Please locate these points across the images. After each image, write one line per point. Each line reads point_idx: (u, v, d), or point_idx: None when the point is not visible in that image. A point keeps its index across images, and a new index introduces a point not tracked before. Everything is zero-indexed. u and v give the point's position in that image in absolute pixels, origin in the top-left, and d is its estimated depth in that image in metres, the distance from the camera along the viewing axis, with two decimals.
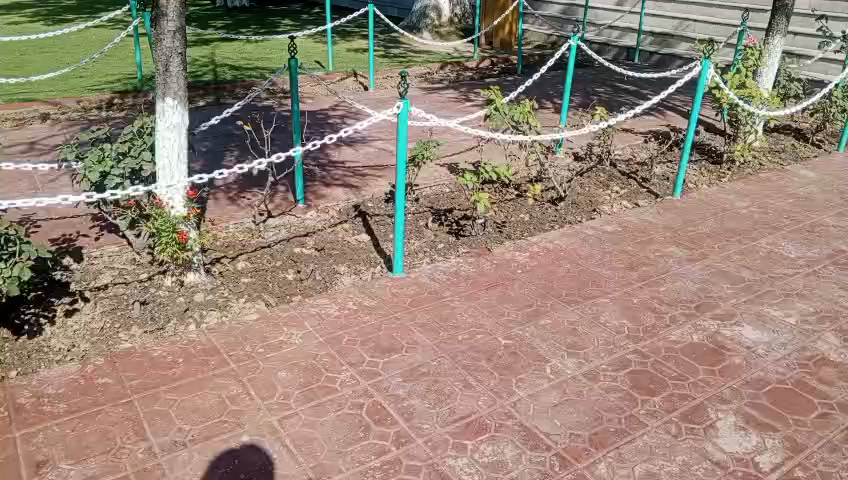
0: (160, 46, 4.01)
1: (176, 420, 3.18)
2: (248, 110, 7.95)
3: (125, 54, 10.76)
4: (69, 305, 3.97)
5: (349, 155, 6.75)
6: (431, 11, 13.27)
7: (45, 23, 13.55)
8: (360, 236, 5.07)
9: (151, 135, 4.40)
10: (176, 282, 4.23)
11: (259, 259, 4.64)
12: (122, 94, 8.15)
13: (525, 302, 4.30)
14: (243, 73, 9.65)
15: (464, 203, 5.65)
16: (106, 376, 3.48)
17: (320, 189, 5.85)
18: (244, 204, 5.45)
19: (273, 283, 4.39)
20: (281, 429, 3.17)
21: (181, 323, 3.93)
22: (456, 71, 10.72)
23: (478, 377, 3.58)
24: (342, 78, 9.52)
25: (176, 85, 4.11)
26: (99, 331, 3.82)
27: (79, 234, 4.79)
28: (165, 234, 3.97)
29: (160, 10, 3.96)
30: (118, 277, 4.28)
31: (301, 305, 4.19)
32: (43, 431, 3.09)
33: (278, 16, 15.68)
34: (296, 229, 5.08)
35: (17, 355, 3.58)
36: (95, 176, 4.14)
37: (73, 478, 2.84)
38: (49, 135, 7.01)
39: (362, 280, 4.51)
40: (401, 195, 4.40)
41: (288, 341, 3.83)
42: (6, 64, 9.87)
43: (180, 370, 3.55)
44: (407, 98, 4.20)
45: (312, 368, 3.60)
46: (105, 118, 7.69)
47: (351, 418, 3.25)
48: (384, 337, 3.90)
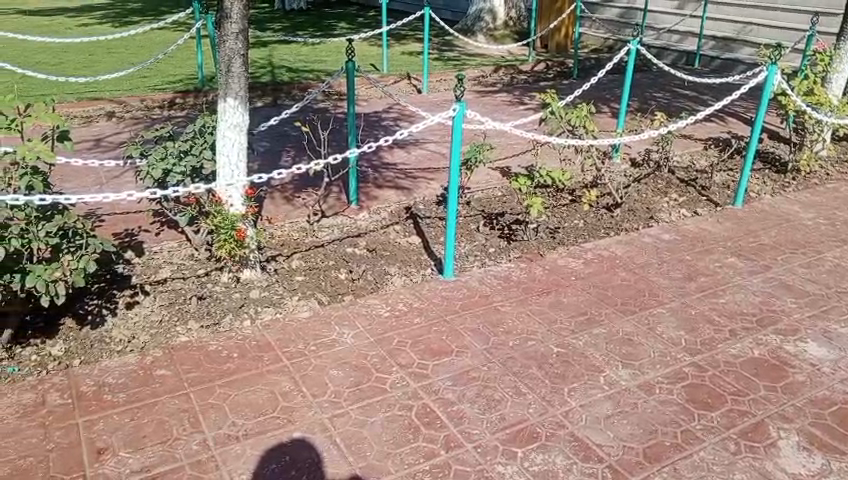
0: (223, 48, 4.11)
1: (229, 414, 3.24)
2: (305, 111, 8.07)
3: (186, 55, 11.09)
4: (130, 297, 4.10)
5: (402, 157, 6.78)
6: (486, 14, 13.28)
7: (112, 25, 14.07)
8: (411, 238, 5.07)
9: (212, 134, 4.51)
10: (232, 278, 4.32)
11: (313, 257, 4.69)
12: (183, 94, 8.39)
13: (577, 310, 4.23)
14: (300, 75, 9.82)
15: (516, 207, 5.59)
16: (165, 368, 3.58)
17: (373, 190, 5.89)
18: (299, 204, 5.52)
19: (326, 282, 4.43)
20: (332, 427, 3.19)
21: (237, 319, 4.00)
22: (510, 74, 10.66)
23: (529, 384, 3.53)
24: (396, 81, 9.57)
25: (237, 85, 4.20)
26: (158, 323, 3.92)
27: (141, 229, 4.94)
28: (225, 231, 4.07)
29: (225, 12, 4.06)
30: (176, 272, 4.39)
31: (353, 304, 4.23)
32: (104, 419, 3.19)
33: (334, 19, 15.91)
34: (348, 230, 5.12)
35: (81, 344, 3.71)
36: (157, 173, 4.26)
37: (131, 467, 2.92)
38: (115, 133, 7.26)
39: (413, 282, 4.51)
40: (454, 198, 4.38)
41: (339, 340, 3.86)
42: (76, 64, 10.28)
43: (234, 364, 3.62)
44: (463, 101, 4.17)
45: (364, 368, 3.62)
46: (167, 117, 7.93)
47: (401, 419, 3.25)
48: (433, 339, 3.89)
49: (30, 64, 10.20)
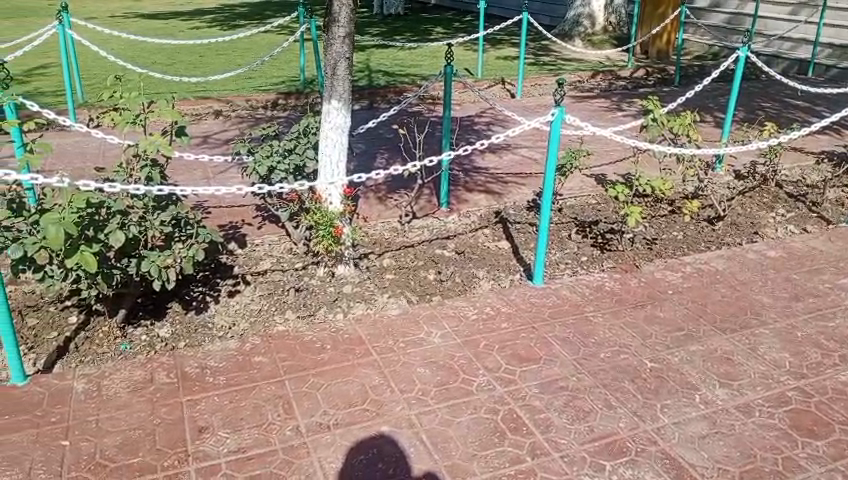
0: (330, 51, 4.27)
1: (321, 404, 3.35)
2: (400, 114, 8.21)
3: (290, 58, 11.54)
4: (232, 286, 4.31)
5: (494, 161, 6.78)
6: (585, 18, 13.08)
7: (221, 28, 14.83)
8: (501, 243, 5.06)
9: (315, 134, 4.68)
10: (328, 273, 4.46)
11: (403, 257, 4.77)
12: (286, 95, 8.73)
13: (674, 325, 4.09)
14: (396, 79, 10.00)
15: (611, 216, 5.47)
16: (262, 355, 3.74)
17: (463, 194, 5.90)
18: (391, 205, 5.62)
19: (415, 282, 4.49)
20: (419, 424, 3.23)
21: (330, 311, 4.14)
22: (607, 80, 10.42)
23: (620, 398, 3.45)
24: (490, 85, 9.55)
25: (341, 88, 4.35)
26: (257, 312, 4.11)
27: (244, 223, 5.18)
28: (322, 227, 4.22)
29: (333, 16, 4.22)
30: (276, 264, 4.58)
31: (441, 305, 4.27)
32: (205, 400, 3.38)
33: (431, 23, 16.11)
34: (437, 231, 5.16)
35: (186, 328, 3.93)
36: (263, 169, 4.45)
37: (229, 446, 3.08)
38: (222, 130, 7.66)
39: (501, 287, 4.50)
40: (548, 205, 4.33)
41: (427, 339, 3.90)
42: (188, 65, 10.90)
43: (327, 355, 3.74)
44: (562, 106, 4.13)
45: (451, 368, 3.64)
46: (270, 117, 8.29)
47: (487, 422, 3.25)
48: (521, 345, 3.86)
49: (148, 64, 10.92)
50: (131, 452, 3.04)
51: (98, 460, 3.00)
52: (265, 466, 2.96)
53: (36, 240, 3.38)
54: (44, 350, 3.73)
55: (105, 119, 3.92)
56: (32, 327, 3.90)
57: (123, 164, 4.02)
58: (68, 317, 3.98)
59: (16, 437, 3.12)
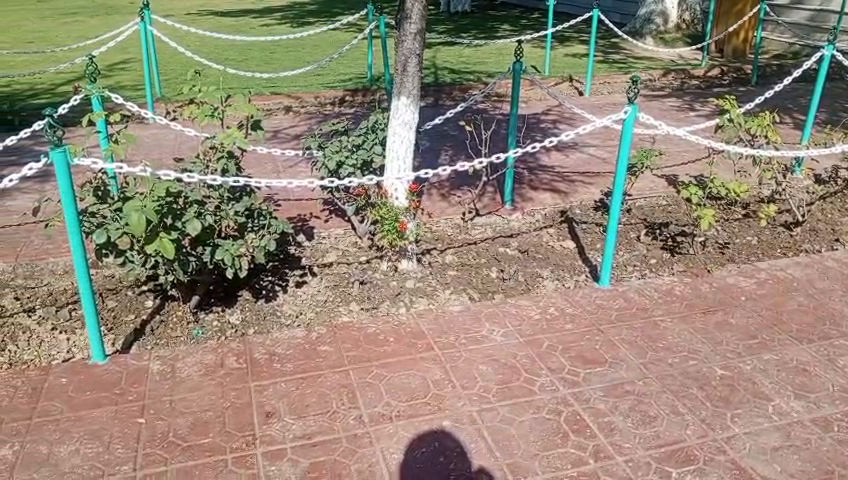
0: (401, 48, 4.31)
1: (384, 395, 3.40)
2: (465, 112, 8.19)
3: (357, 55, 11.69)
4: (300, 277, 4.42)
5: (560, 160, 6.68)
6: (658, 16, 12.72)
7: (291, 25, 15.16)
8: (566, 243, 4.99)
9: (383, 130, 4.74)
10: (391, 267, 4.51)
11: (466, 254, 4.77)
12: (353, 92, 8.85)
13: (747, 333, 3.95)
14: (462, 77, 9.99)
15: (681, 219, 5.31)
16: (327, 344, 3.82)
17: (528, 192, 5.84)
18: (455, 201, 5.62)
19: (478, 279, 4.49)
20: (480, 421, 3.23)
21: (393, 305, 4.19)
22: (680, 79, 10.12)
23: (688, 404, 3.36)
24: (557, 83, 9.43)
25: (411, 84, 4.38)
26: (323, 302, 4.20)
27: (312, 216, 5.29)
28: (388, 222, 4.28)
29: (405, 13, 4.26)
30: (341, 257, 4.66)
31: (503, 304, 4.25)
32: (272, 385, 3.47)
33: (498, 21, 16.03)
34: (501, 229, 5.12)
35: (255, 315, 4.05)
36: (331, 163, 4.52)
37: (295, 431, 3.16)
38: (291, 126, 7.83)
39: (565, 287, 4.44)
40: (617, 206, 4.25)
41: (489, 337, 3.89)
42: (260, 61, 11.19)
43: (390, 348, 3.78)
44: (635, 104, 4.04)
45: (513, 367, 3.62)
46: (337, 113, 8.42)
47: (550, 422, 3.22)
48: (586, 347, 3.80)
49: (222, 60, 11.26)
50: (202, 433, 3.15)
51: (171, 438, 3.12)
52: (329, 454, 3.02)
53: (118, 226, 3.55)
54: (122, 332, 3.90)
55: (185, 112, 4.07)
56: (112, 309, 4.10)
57: (201, 155, 4.16)
58: (144, 301, 4.16)
59: (97, 413, 3.28)
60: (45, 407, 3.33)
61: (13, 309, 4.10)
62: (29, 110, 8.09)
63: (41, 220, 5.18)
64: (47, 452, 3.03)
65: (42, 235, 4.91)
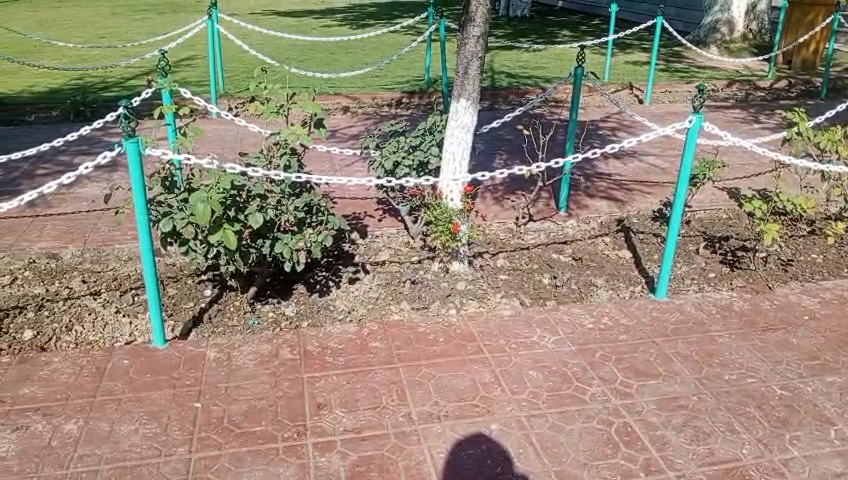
0: (463, 51, 4.33)
1: (433, 394, 3.42)
2: (522, 117, 8.15)
3: (416, 58, 11.77)
4: (352, 274, 4.49)
5: (618, 168, 6.58)
6: (723, 25, 12.41)
7: (351, 27, 15.37)
8: (622, 252, 4.91)
9: (441, 132, 4.76)
10: (442, 268, 4.53)
11: (519, 259, 4.74)
12: (410, 94, 8.92)
13: (809, 353, 3.81)
14: (520, 81, 9.95)
15: (743, 233, 5.17)
16: (378, 341, 3.86)
17: (584, 199, 5.77)
18: (508, 206, 5.58)
19: (531, 285, 4.46)
20: (529, 427, 3.21)
21: (444, 306, 4.20)
22: (745, 90, 9.85)
23: (745, 423, 3.27)
24: (616, 90, 9.31)
25: (471, 87, 4.39)
26: (375, 299, 4.25)
27: (366, 215, 5.35)
28: (441, 223, 4.30)
29: (470, 16, 4.27)
30: (394, 256, 4.70)
31: (555, 311, 4.21)
32: (324, 378, 3.53)
33: (558, 26, 15.90)
34: (555, 235, 5.07)
35: (309, 309, 4.14)
36: (389, 163, 4.57)
37: (345, 424, 3.21)
38: (349, 126, 7.94)
39: (620, 297, 4.38)
40: (677, 217, 4.17)
41: (540, 343, 3.87)
42: (320, 61, 11.37)
43: (440, 348, 3.80)
44: (700, 113, 3.96)
45: (564, 375, 3.59)
46: (394, 114, 8.50)
47: (601, 432, 3.18)
48: (640, 359, 3.74)
49: (283, 59, 11.50)
50: (255, 420, 3.23)
51: (225, 424, 3.20)
52: (377, 448, 3.06)
53: (184, 216, 3.67)
54: (181, 318, 4.03)
55: (251, 109, 4.18)
56: (172, 296, 4.23)
57: (264, 151, 4.26)
58: (203, 290, 4.29)
59: (156, 395, 3.40)
60: (108, 386, 3.46)
61: (80, 292, 4.28)
62: (101, 102, 8.42)
63: (110, 208, 5.40)
64: (109, 430, 3.16)
65: (110, 222, 5.11)
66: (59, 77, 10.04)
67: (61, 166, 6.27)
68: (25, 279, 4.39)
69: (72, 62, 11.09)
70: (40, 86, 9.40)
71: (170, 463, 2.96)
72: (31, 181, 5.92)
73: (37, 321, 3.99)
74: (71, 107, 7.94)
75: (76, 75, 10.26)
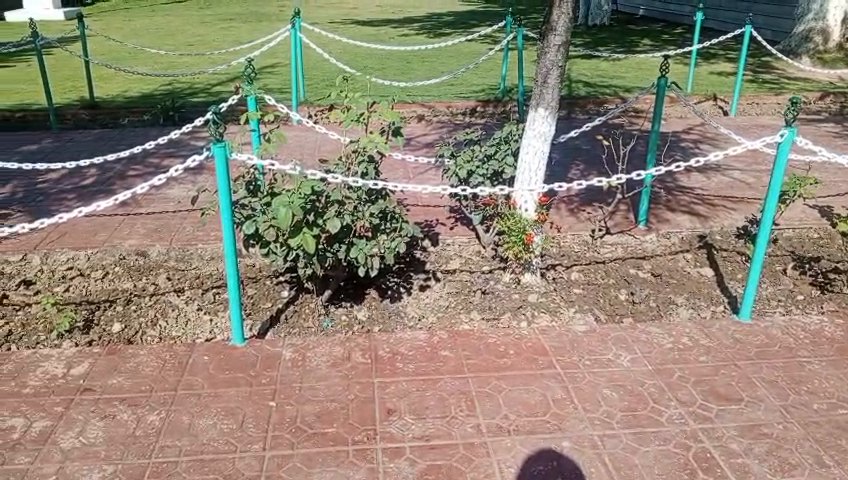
0: (543, 60, 4.28)
1: (503, 407, 3.38)
2: (599, 127, 8.00)
3: (492, 67, 11.76)
4: (423, 281, 4.51)
5: (699, 182, 6.36)
6: (817, 34, 11.82)
7: (428, 35, 15.52)
8: (703, 270, 4.73)
9: (516, 141, 4.72)
10: (514, 279, 4.49)
11: (595, 273, 4.64)
12: (485, 103, 8.92)
13: None
14: (598, 91, 9.78)
15: (835, 255, 4.90)
16: (448, 350, 3.86)
17: (663, 213, 5.59)
18: (584, 217, 5.46)
19: (606, 300, 4.36)
20: (602, 446, 3.14)
21: (515, 318, 4.16)
22: (839, 103, 9.34)
23: (835, 456, 3.08)
24: (700, 101, 9.05)
25: (550, 96, 4.34)
26: (445, 308, 4.27)
27: (438, 222, 5.35)
28: (515, 234, 4.25)
29: (551, 25, 4.22)
30: (464, 265, 4.68)
31: (632, 328, 4.10)
32: (394, 384, 3.56)
33: (638, 35, 15.54)
34: (633, 250, 4.94)
35: (381, 314, 4.19)
36: (463, 172, 4.58)
37: (414, 431, 3.22)
38: (423, 134, 8.00)
39: (701, 317, 4.22)
40: (764, 236, 3.98)
41: (615, 361, 3.77)
42: (396, 70, 11.53)
43: (511, 360, 3.76)
44: (793, 127, 3.77)
45: (639, 395, 3.49)
46: (469, 123, 8.51)
47: (677, 457, 3.07)
48: (720, 382, 3.59)
49: (361, 67, 11.73)
50: (327, 422, 3.29)
51: (299, 424, 3.27)
52: (446, 458, 3.05)
53: (266, 220, 3.79)
54: (259, 318, 4.16)
55: (332, 116, 4.28)
56: (250, 296, 4.36)
57: (343, 158, 4.34)
58: (280, 291, 4.41)
59: (233, 392, 3.51)
60: (189, 380, 3.60)
61: (165, 288, 4.48)
62: (188, 107, 8.81)
63: (195, 209, 5.63)
64: (188, 423, 3.28)
65: (195, 223, 5.33)
66: (151, 83, 10.56)
67: (150, 168, 6.60)
68: (115, 274, 4.62)
69: (163, 69, 11.65)
70: (134, 91, 9.93)
71: (245, 460, 3.05)
72: (123, 182, 6.24)
73: (125, 314, 4.21)
74: (161, 111, 8.34)
75: (167, 81, 10.78)
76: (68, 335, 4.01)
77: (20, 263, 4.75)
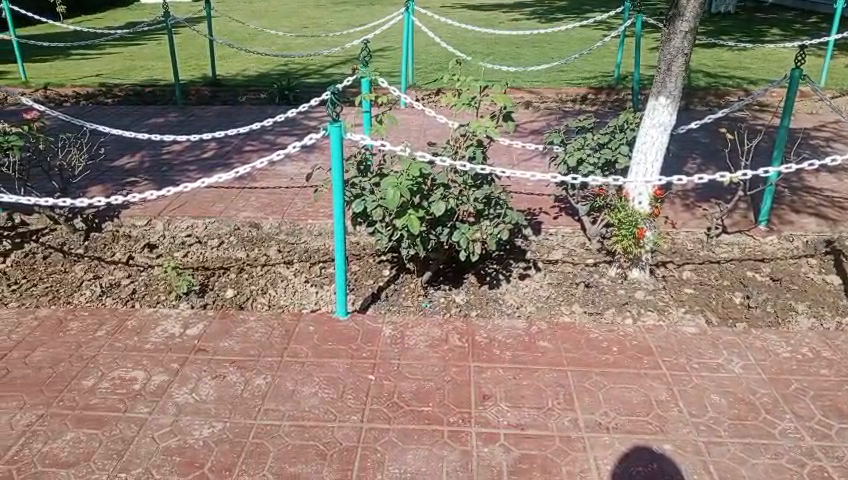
0: (668, 46, 4.08)
1: (603, 404, 3.29)
2: (719, 120, 7.55)
3: (605, 54, 11.37)
4: (524, 269, 4.45)
5: (830, 183, 5.89)
6: None
7: (540, 21, 15.22)
8: (830, 277, 4.39)
9: (633, 131, 4.54)
10: (620, 274, 4.34)
11: (707, 273, 4.42)
12: (596, 91, 8.65)
13: None
14: (720, 82, 9.25)
15: None
16: (547, 341, 3.80)
17: (788, 214, 5.21)
18: (699, 214, 5.18)
19: (718, 302, 4.15)
20: (706, 453, 2.99)
21: (619, 314, 4.04)
22: None
23: None
24: (835, 97, 8.38)
25: (673, 85, 4.13)
26: (546, 298, 4.20)
27: (542, 211, 5.23)
28: (625, 227, 4.10)
29: (679, 10, 4.01)
30: (567, 256, 4.58)
31: (746, 333, 3.88)
32: (491, 370, 3.55)
33: (767, 24, 14.54)
34: (751, 251, 4.65)
35: (479, 300, 4.20)
36: (572, 160, 4.46)
37: (510, 419, 3.20)
38: (531, 120, 7.87)
39: (824, 329, 3.93)
40: None
41: (726, 366, 3.58)
42: (506, 55, 11.38)
43: (613, 357, 3.65)
44: None
45: (751, 404, 3.29)
46: (578, 111, 8.28)
47: (789, 473, 2.87)
48: (843, 399, 3.32)
49: (469, 52, 11.66)
50: (424, 400, 3.33)
51: (396, 400, 3.34)
52: (541, 449, 3.01)
53: (375, 199, 3.87)
54: (361, 294, 4.27)
55: (443, 99, 4.28)
56: (354, 272, 4.48)
57: (451, 141, 4.34)
58: (382, 270, 4.51)
59: (335, 363, 3.62)
60: (294, 348, 3.75)
61: (275, 260, 4.67)
62: (303, 88, 9.11)
63: (307, 186, 5.83)
64: (292, 389, 3.42)
65: (305, 199, 5.51)
66: (269, 63, 11.00)
67: (266, 145, 6.88)
68: (230, 243, 4.86)
69: (280, 49, 12.08)
70: (253, 71, 10.36)
71: (343, 430, 3.14)
72: (240, 157, 6.54)
73: (237, 282, 4.43)
74: (277, 91, 8.66)
75: (284, 62, 11.18)
76: (185, 296, 4.27)
77: (145, 227, 5.08)
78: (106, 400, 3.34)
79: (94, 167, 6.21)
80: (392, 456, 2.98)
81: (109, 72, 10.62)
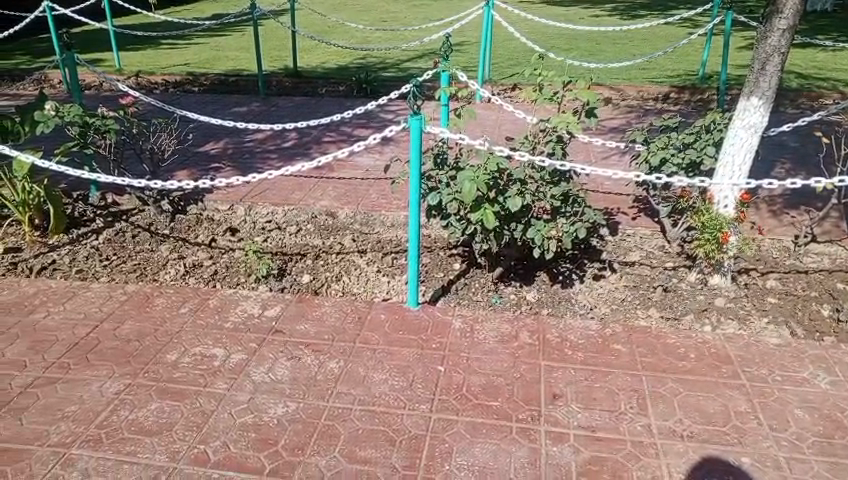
0: (764, 44, 3.92)
1: (678, 410, 3.21)
2: (811, 124, 7.18)
3: (689, 52, 10.99)
4: (598, 270, 4.38)
5: None
6: None
7: (622, 17, 14.85)
8: None
9: (720, 131, 4.38)
10: (700, 279, 4.21)
11: (794, 283, 4.23)
12: (679, 90, 8.38)
13: None
14: (814, 83, 8.79)
15: None
16: (622, 344, 3.73)
17: None
18: (787, 221, 4.95)
19: (804, 313, 3.97)
20: (787, 469, 2.87)
21: (698, 321, 3.92)
22: None
23: None
24: None
25: (766, 84, 3.97)
26: (621, 301, 4.12)
27: (619, 211, 5.12)
28: (709, 231, 3.96)
29: (777, 7, 3.84)
30: (645, 258, 4.47)
31: (834, 348, 3.70)
32: (562, 370, 3.51)
33: None
34: (843, 262, 4.41)
35: (551, 298, 4.16)
36: (655, 160, 4.36)
37: (580, 420, 3.16)
38: (609, 118, 7.70)
39: None
40: None
41: (812, 381, 3.42)
42: (585, 51, 11.18)
43: (690, 364, 3.55)
44: None
45: (838, 422, 3.13)
46: (659, 110, 8.05)
47: None
48: None
49: (548, 48, 11.51)
50: (492, 395, 3.33)
51: (465, 392, 3.35)
52: (611, 452, 2.96)
53: (450, 192, 3.88)
54: (432, 286, 4.31)
55: (524, 94, 4.24)
56: (426, 264, 4.53)
57: (530, 136, 4.31)
58: (453, 263, 4.53)
59: (406, 352, 3.67)
60: (366, 335, 3.82)
61: (350, 248, 4.77)
62: (381, 81, 9.22)
63: (382, 177, 5.91)
64: (364, 374, 3.48)
65: (380, 191, 5.59)
66: (348, 56, 11.18)
67: (344, 136, 7.02)
68: (307, 230, 4.98)
69: (359, 43, 12.26)
70: (332, 63, 10.56)
71: (413, 418, 3.18)
72: (319, 147, 6.69)
73: (313, 268, 4.55)
74: (356, 83, 8.81)
75: (362, 55, 11.34)
76: (264, 280, 4.42)
77: (227, 212, 5.27)
78: (188, 374, 3.50)
79: (182, 152, 6.50)
80: (460, 448, 3.00)
81: (196, 61, 11.04)
